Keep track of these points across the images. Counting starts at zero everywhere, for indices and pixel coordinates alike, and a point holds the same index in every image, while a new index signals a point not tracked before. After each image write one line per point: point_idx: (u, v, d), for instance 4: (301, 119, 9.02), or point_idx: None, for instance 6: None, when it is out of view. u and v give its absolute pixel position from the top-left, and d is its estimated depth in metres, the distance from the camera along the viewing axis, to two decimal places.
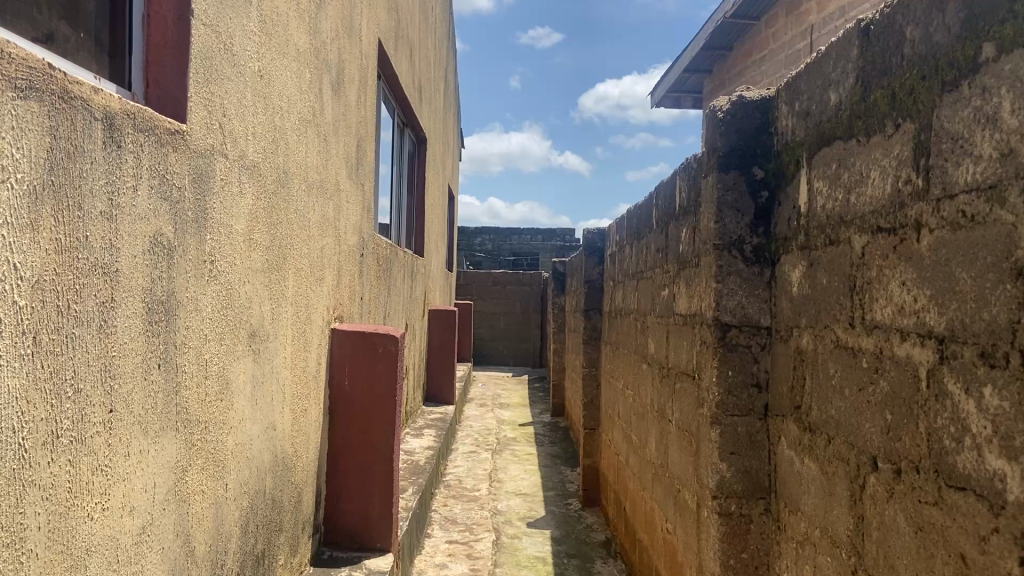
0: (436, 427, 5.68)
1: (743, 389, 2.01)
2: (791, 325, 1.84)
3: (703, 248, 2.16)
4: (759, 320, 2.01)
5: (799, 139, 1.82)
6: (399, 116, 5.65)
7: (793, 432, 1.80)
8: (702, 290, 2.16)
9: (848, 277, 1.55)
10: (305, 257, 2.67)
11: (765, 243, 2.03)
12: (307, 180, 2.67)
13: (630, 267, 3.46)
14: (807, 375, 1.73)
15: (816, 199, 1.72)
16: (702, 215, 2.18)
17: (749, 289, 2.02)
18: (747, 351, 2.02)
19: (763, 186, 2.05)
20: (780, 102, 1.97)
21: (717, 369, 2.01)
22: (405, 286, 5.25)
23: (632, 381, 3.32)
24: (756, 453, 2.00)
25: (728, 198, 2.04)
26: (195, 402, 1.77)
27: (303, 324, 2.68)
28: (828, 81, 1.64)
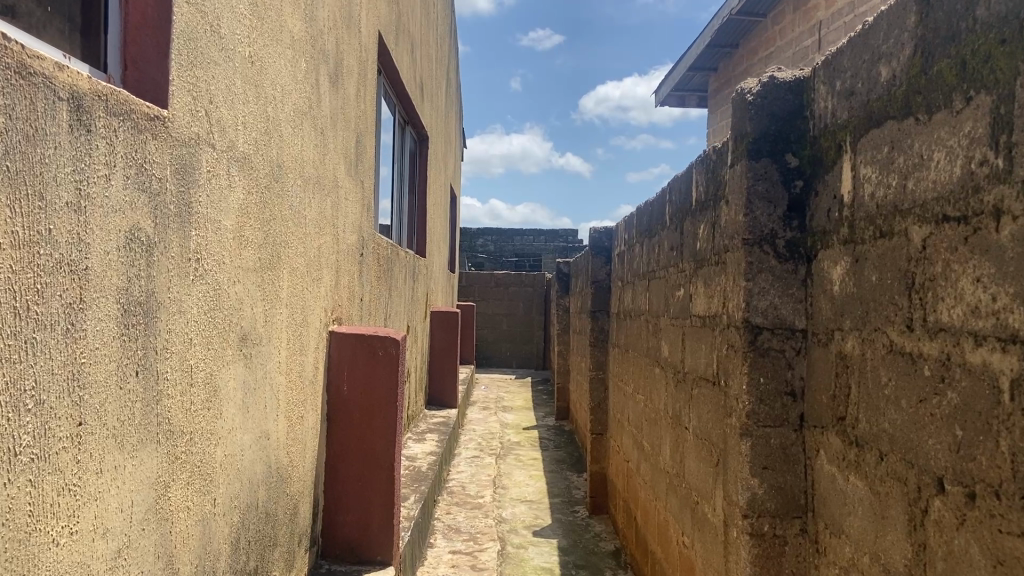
0: (439, 432, 5.54)
1: (777, 398, 1.87)
2: (833, 328, 1.70)
3: (728, 243, 2.02)
4: (794, 322, 1.86)
5: (844, 121, 1.67)
6: (400, 113, 5.51)
7: (837, 446, 1.66)
8: (728, 289, 2.02)
9: (905, 274, 1.41)
10: (301, 257, 2.53)
11: (799, 237, 1.89)
12: (303, 175, 2.54)
13: (640, 267, 3.32)
14: (853, 383, 1.59)
15: (864, 187, 1.58)
16: (727, 208, 2.05)
17: (782, 288, 1.88)
18: (781, 356, 1.87)
19: (798, 175, 1.91)
20: (816, 84, 1.83)
21: (748, 376, 1.87)
22: (406, 287, 5.11)
23: (643, 385, 3.18)
24: (790, 468, 1.86)
25: (759, 189, 1.90)
26: (179, 412, 1.63)
27: (299, 326, 2.54)
28: (881, 56, 1.50)
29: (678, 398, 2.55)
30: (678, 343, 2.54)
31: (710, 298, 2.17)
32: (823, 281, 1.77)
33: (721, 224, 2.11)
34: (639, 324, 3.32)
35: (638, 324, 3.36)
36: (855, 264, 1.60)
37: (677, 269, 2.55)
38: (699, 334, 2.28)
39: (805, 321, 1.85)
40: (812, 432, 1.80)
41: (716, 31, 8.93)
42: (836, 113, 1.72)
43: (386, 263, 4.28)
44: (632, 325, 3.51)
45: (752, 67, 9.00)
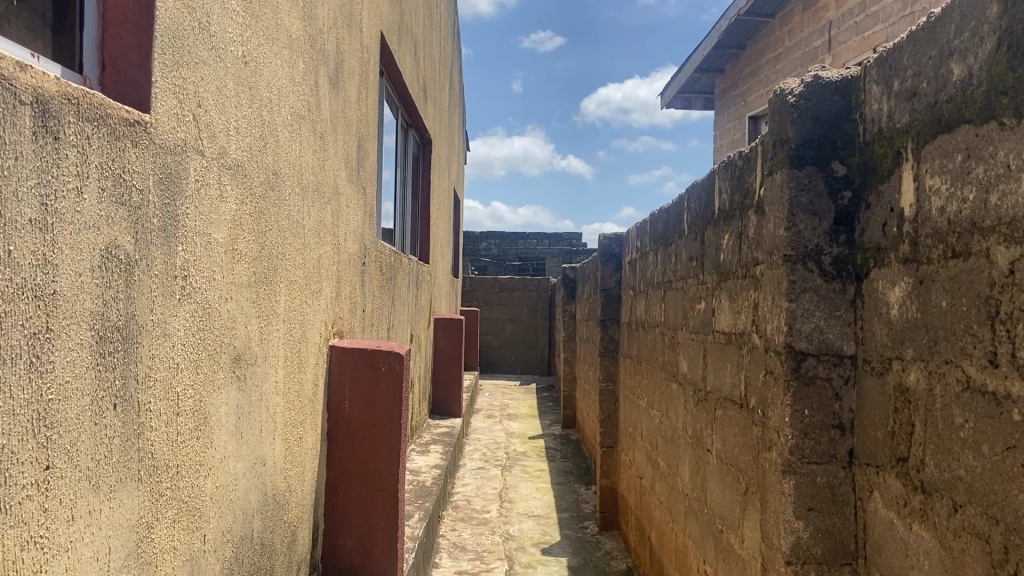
0: (443, 443, 5.40)
1: (824, 431, 1.71)
2: (891, 356, 1.56)
3: (765, 257, 1.87)
4: (842, 348, 1.71)
5: (904, 124, 1.53)
6: (403, 116, 5.37)
7: (897, 489, 1.52)
8: (765, 308, 1.87)
9: (986, 301, 1.26)
10: (299, 269, 2.39)
11: (848, 253, 1.74)
12: (302, 182, 2.40)
13: (654, 277, 3.18)
14: (919, 421, 1.45)
15: (931, 200, 1.44)
16: (762, 219, 1.90)
17: (829, 309, 1.72)
18: (828, 387, 1.71)
19: (845, 185, 1.77)
20: (866, 85, 1.69)
21: (791, 408, 1.73)
22: (410, 295, 4.97)
23: (658, 401, 3.04)
24: (838, 510, 1.70)
25: (802, 200, 1.76)
26: (164, 445, 1.49)
27: (297, 343, 2.40)
28: (954, 51, 1.36)
29: (699, 418, 2.41)
30: (698, 358, 2.40)
31: (739, 313, 2.03)
32: (877, 301, 1.62)
33: (752, 235, 1.96)
34: (653, 335, 3.18)
35: (652, 335, 3.22)
36: (919, 286, 1.45)
37: (697, 281, 2.41)
38: (724, 351, 2.14)
39: (854, 343, 1.70)
40: (863, 469, 1.66)
41: (724, 31, 8.78)
42: (892, 116, 1.58)
43: (389, 272, 4.14)
44: (646, 336, 3.37)
45: (760, 68, 8.85)
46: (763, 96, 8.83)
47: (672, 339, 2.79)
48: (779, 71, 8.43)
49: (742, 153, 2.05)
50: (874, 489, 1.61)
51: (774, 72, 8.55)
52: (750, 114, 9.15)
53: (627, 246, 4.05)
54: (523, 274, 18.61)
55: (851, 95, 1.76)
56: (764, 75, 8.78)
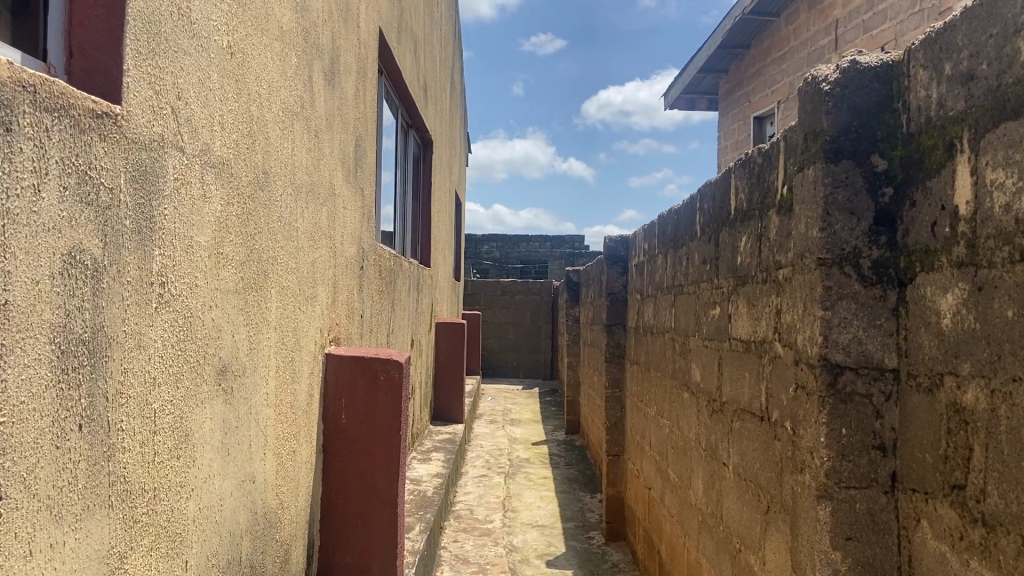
0: (445, 451, 5.27)
1: (863, 452, 1.58)
2: (942, 370, 1.43)
3: (794, 260, 1.75)
4: (883, 360, 1.58)
5: (956, 113, 1.41)
6: (403, 117, 5.25)
7: (949, 519, 1.38)
8: (796, 316, 1.74)
9: None
10: (292, 274, 2.27)
11: (889, 255, 1.62)
12: (295, 182, 2.28)
13: (664, 280, 3.06)
14: (976, 444, 1.32)
15: (991, 195, 1.31)
16: (791, 219, 1.77)
17: (869, 318, 1.60)
18: (868, 403, 1.59)
19: (886, 181, 1.64)
20: (910, 71, 1.56)
21: (827, 426, 1.60)
22: (410, 299, 4.84)
23: (668, 410, 2.92)
24: (879, 539, 1.57)
25: (839, 198, 1.64)
26: (138, 466, 1.37)
27: (290, 352, 2.28)
28: (1022, 28, 1.23)
29: (713, 429, 2.28)
30: (713, 367, 2.28)
31: (762, 320, 1.90)
32: (924, 308, 1.50)
33: (776, 237, 1.84)
34: (663, 342, 3.05)
35: (662, 342, 3.09)
36: (978, 293, 1.33)
37: (712, 285, 2.29)
38: (742, 360, 2.01)
39: (896, 354, 1.58)
40: (907, 494, 1.53)
41: (728, 31, 8.66)
42: (941, 105, 1.45)
43: (388, 276, 4.02)
44: (654, 342, 3.25)
45: (764, 68, 8.73)
46: (767, 96, 8.71)
47: (683, 346, 2.67)
48: (784, 71, 8.30)
49: (763, 149, 1.93)
50: (922, 517, 1.48)
51: (779, 72, 8.43)
52: (754, 115, 9.02)
53: (634, 248, 3.93)
54: (525, 277, 18.49)
55: (890, 84, 1.64)
56: (769, 75, 8.65)
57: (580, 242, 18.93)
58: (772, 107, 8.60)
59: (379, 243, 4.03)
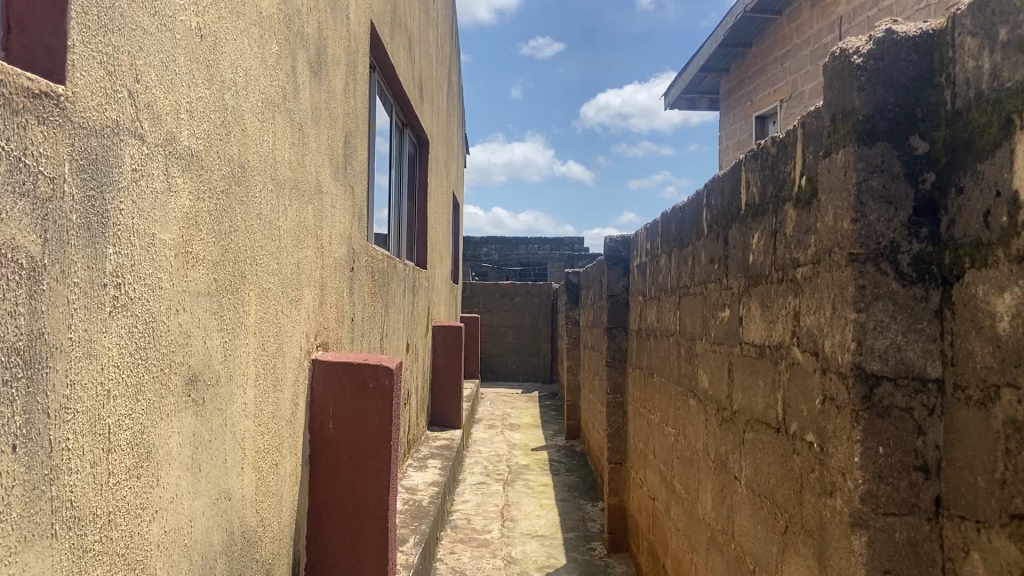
0: (442, 458, 5.13)
1: (903, 473, 1.44)
2: (994, 383, 1.29)
3: (819, 257, 1.60)
4: (926, 370, 1.44)
5: (1012, 86, 1.25)
6: (398, 115, 5.11)
7: (1005, 553, 1.24)
8: (820, 319, 1.60)
9: None
10: (274, 276, 2.13)
11: (932, 250, 1.47)
12: (278, 178, 2.13)
13: (668, 280, 2.91)
14: None
15: None
16: (815, 211, 1.63)
17: (908, 322, 1.46)
18: (907, 419, 1.45)
19: (929, 165, 1.50)
20: (957, 41, 1.41)
21: (862, 446, 1.46)
22: (405, 302, 4.70)
23: (674, 417, 2.78)
24: (921, 570, 1.44)
25: (874, 184, 1.50)
26: (89, 488, 1.23)
27: (272, 359, 2.13)
28: None
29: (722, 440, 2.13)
30: (722, 373, 2.13)
31: (780, 321, 1.76)
32: (973, 307, 1.35)
33: (794, 230, 1.70)
34: (667, 345, 2.92)
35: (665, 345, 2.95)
36: None
37: (722, 284, 2.14)
38: (754, 367, 1.87)
39: (940, 362, 1.44)
40: (954, 521, 1.39)
41: (730, 28, 8.53)
42: (993, 78, 1.30)
43: (382, 278, 3.88)
44: (658, 346, 3.11)
45: (766, 66, 8.60)
46: (769, 94, 8.58)
47: (690, 350, 2.53)
48: (787, 69, 8.17)
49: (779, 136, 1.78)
50: (971, 548, 1.34)
51: (781, 70, 8.30)
52: (756, 113, 8.89)
53: (636, 248, 3.79)
54: (525, 280, 18.34)
55: (930, 58, 1.49)
56: (771, 73, 8.51)
57: (580, 244, 18.80)
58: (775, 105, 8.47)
59: (372, 244, 3.88)
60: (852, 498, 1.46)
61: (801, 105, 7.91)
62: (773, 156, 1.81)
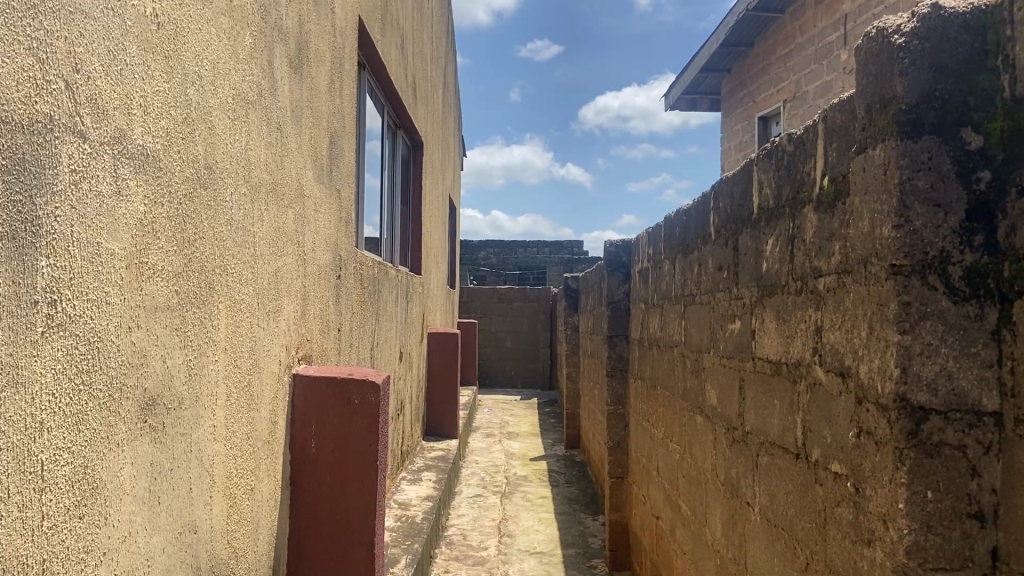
0: (437, 470, 4.97)
1: (956, 522, 1.27)
2: None
3: (853, 267, 1.42)
4: (980, 402, 1.27)
5: None
6: (390, 117, 4.96)
7: None
8: (852, 338, 1.42)
9: None
10: (248, 286, 1.97)
11: (989, 260, 1.29)
12: (252, 181, 1.98)
13: (672, 288, 2.76)
14: None
15: None
16: (847, 215, 1.45)
17: (961, 347, 1.29)
18: (961, 459, 1.27)
19: (982, 162, 1.31)
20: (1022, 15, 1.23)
21: (908, 489, 1.27)
22: (398, 310, 4.54)
23: (679, 434, 2.63)
24: None
25: (920, 184, 1.30)
26: (16, 535, 1.07)
27: (246, 377, 1.98)
28: None
29: (733, 463, 1.98)
30: (733, 391, 1.98)
31: (799, 337, 1.60)
32: None
33: (816, 237, 1.53)
34: (671, 356, 2.76)
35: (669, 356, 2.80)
36: None
37: (732, 294, 1.98)
38: (770, 385, 1.71)
39: (998, 395, 1.27)
40: None
41: (732, 28, 8.38)
42: None
43: (372, 286, 3.72)
44: (661, 357, 2.95)
45: (769, 66, 8.45)
46: (772, 95, 8.43)
47: (696, 363, 2.37)
48: (791, 69, 8.03)
49: (797, 132, 1.62)
50: None
51: (785, 70, 8.15)
52: (759, 114, 8.75)
53: (637, 254, 3.63)
54: (523, 284, 18.20)
55: (984, 37, 1.31)
56: (774, 73, 8.38)
57: (579, 248, 18.67)
58: (778, 106, 8.32)
59: (361, 251, 3.73)
60: (888, 543, 1.30)
61: (805, 106, 7.77)
62: (790, 154, 1.64)
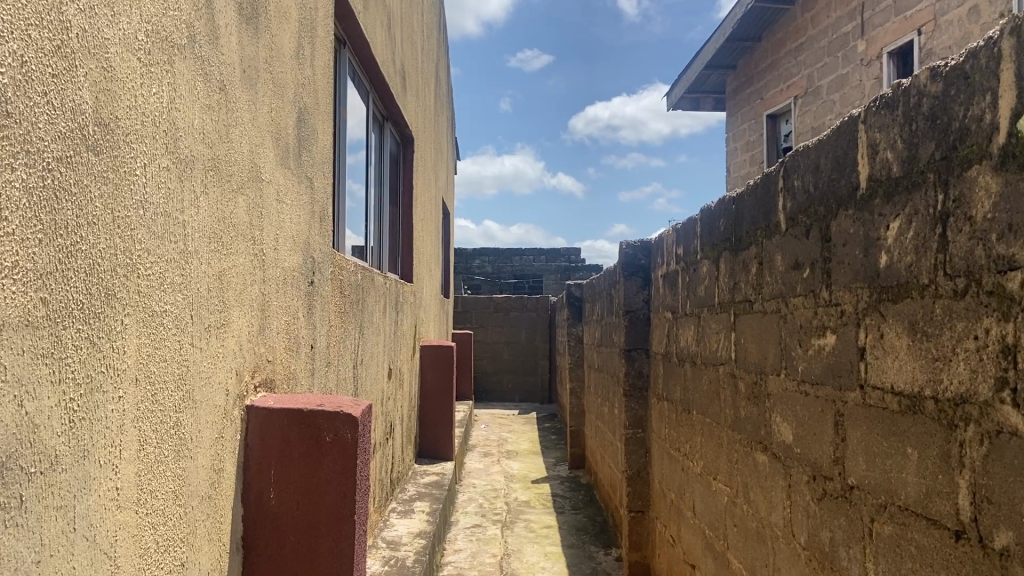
0: (431, 499, 4.45)
1: None
2: None
3: None
4: None
5: None
6: (377, 108, 4.47)
7: None
8: None
9: None
10: (175, 293, 1.47)
11: None
12: (179, 153, 1.47)
13: (716, 292, 2.26)
14: None
15: None
16: None
17: None
18: None
19: None
20: None
21: None
22: (386, 321, 4.04)
23: (727, 472, 2.13)
24: None
25: None
26: None
27: (175, 415, 1.48)
28: None
29: (821, 523, 1.50)
30: (820, 428, 1.49)
31: (959, 363, 1.09)
32: None
33: (991, 212, 1.03)
34: (714, 375, 2.27)
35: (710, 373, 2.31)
36: None
37: (822, 300, 1.49)
38: (901, 430, 1.23)
39: None
40: None
41: (739, 20, 7.87)
42: None
43: (355, 294, 3.22)
44: (699, 375, 2.45)
45: (778, 61, 7.94)
46: (781, 92, 7.92)
47: (757, 388, 1.87)
48: (801, 63, 7.51)
49: (953, 62, 1.11)
50: None
51: (795, 65, 7.64)
52: (767, 113, 8.23)
53: (662, 255, 3.12)
54: (520, 293, 17.74)
55: None
56: (783, 68, 7.87)
57: (576, 255, 18.20)
58: (788, 103, 7.80)
59: (340, 254, 3.23)
60: None
61: (818, 102, 7.25)
62: (935, 96, 1.15)
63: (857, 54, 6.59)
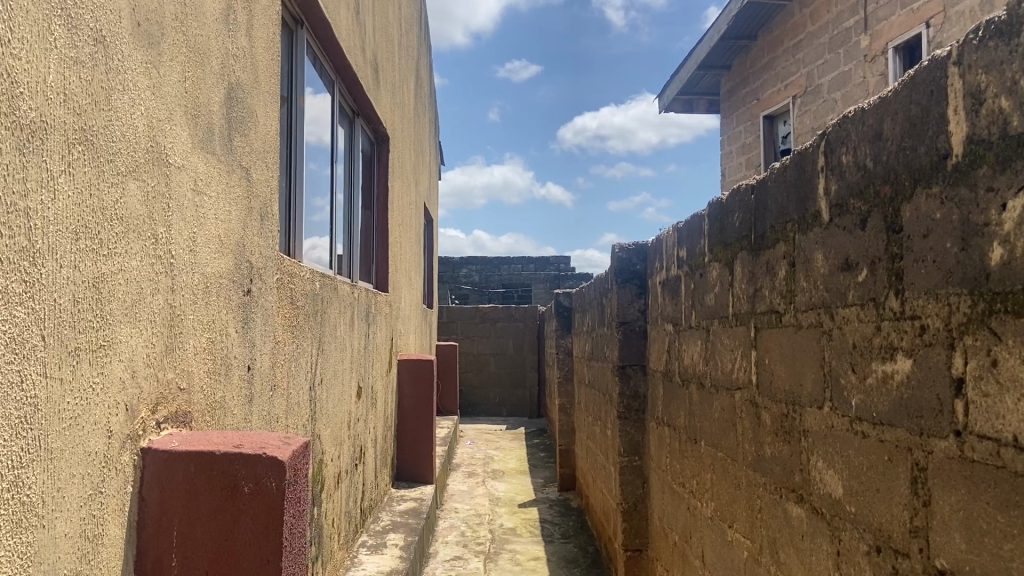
0: (406, 530, 4.04)
1: None
2: None
3: None
4: None
5: None
6: (346, 102, 4.08)
7: None
8: None
9: None
10: (11, 305, 1.08)
11: None
12: (17, 115, 1.09)
13: (729, 301, 1.89)
14: None
15: None
16: None
17: None
18: None
19: None
20: None
21: None
22: (353, 335, 3.64)
23: (746, 517, 1.77)
24: None
25: None
26: None
27: (12, 472, 1.07)
28: None
29: None
30: (893, 480, 1.22)
31: None
32: None
33: None
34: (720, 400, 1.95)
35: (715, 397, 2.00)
36: None
37: (889, 312, 1.23)
38: None
39: None
40: None
41: (734, 17, 7.51)
42: None
43: (313, 304, 2.83)
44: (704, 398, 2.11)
45: (775, 59, 7.58)
46: (779, 92, 7.55)
47: (794, 422, 1.51)
48: (800, 60, 7.15)
49: None
50: None
51: (793, 63, 7.28)
52: (763, 114, 7.87)
53: (661, 259, 2.75)
54: (508, 303, 17.35)
55: None
56: (780, 67, 7.51)
57: (565, 264, 17.82)
58: (786, 103, 7.44)
59: (287, 256, 2.84)
60: None
61: (818, 101, 6.89)
62: None
63: (860, 50, 6.26)
